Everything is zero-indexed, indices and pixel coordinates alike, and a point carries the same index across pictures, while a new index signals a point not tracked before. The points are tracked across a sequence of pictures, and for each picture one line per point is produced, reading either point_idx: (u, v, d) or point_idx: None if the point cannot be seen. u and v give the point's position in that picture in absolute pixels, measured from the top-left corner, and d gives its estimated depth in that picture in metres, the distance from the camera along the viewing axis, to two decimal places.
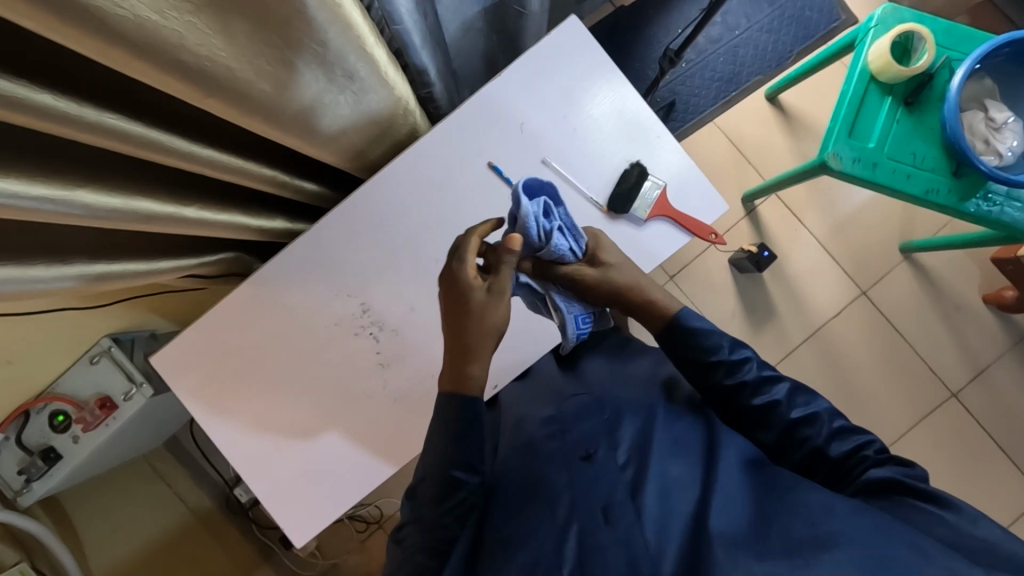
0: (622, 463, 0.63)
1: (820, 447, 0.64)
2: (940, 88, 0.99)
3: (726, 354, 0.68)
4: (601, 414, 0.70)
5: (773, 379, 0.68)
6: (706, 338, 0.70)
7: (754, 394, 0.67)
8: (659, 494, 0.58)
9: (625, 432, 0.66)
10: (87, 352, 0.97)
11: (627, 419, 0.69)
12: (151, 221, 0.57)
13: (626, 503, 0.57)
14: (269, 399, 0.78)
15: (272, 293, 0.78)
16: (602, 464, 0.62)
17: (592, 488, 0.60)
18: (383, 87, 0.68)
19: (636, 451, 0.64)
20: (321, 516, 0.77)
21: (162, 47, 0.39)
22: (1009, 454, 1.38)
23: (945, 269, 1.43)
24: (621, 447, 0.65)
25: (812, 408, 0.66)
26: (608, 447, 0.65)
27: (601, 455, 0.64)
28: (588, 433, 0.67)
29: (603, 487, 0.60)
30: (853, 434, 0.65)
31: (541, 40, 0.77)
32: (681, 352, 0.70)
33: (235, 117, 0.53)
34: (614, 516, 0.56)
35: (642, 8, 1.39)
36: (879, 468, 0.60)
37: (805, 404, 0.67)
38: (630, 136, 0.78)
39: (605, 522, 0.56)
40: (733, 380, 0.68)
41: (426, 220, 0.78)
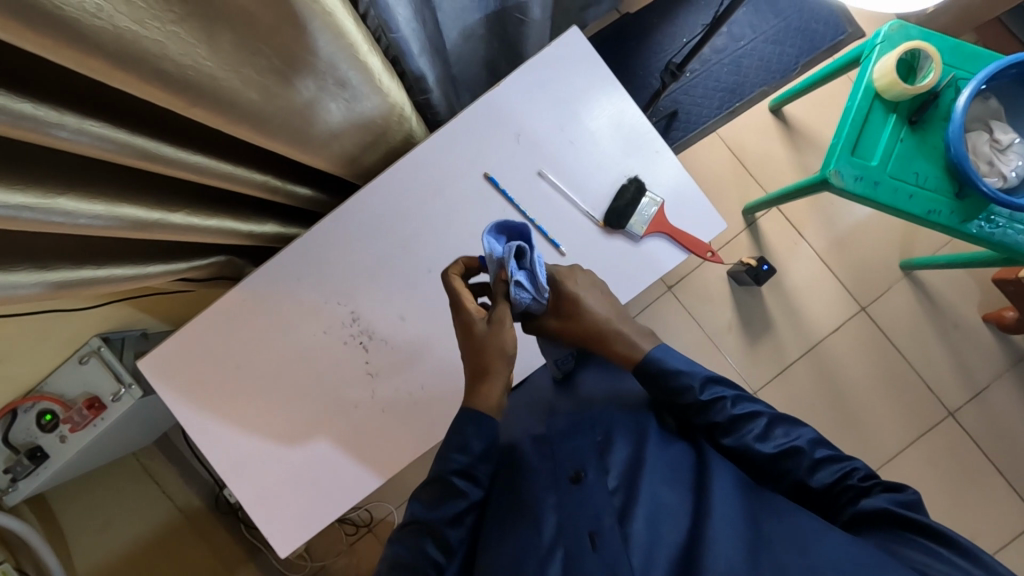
0: (612, 487, 0.62)
1: (804, 481, 0.62)
2: (945, 107, 0.98)
3: (696, 397, 0.64)
4: (593, 436, 0.68)
5: (750, 414, 0.64)
6: (677, 378, 0.65)
7: (730, 434, 0.64)
8: (647, 521, 0.57)
9: (614, 457, 0.65)
10: (77, 351, 0.97)
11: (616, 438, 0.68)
12: (136, 228, 0.57)
13: (614, 528, 0.57)
14: (256, 407, 0.77)
15: (261, 299, 0.77)
16: (590, 486, 0.62)
17: (581, 511, 0.60)
18: (376, 95, 0.67)
19: (626, 475, 0.63)
20: (306, 526, 0.76)
21: (144, 57, 0.39)
22: (1005, 475, 1.36)
23: (946, 287, 1.42)
24: (611, 471, 0.64)
25: (793, 440, 0.63)
26: (598, 468, 0.64)
27: (591, 477, 0.63)
28: (577, 449, 0.66)
29: (591, 510, 0.59)
30: (838, 460, 0.63)
31: (541, 50, 0.75)
32: (653, 391, 0.67)
33: (222, 125, 0.52)
34: (600, 542, 0.56)
35: (646, 17, 1.38)
36: (868, 501, 0.59)
37: (784, 437, 0.63)
38: (628, 149, 0.76)
39: (592, 548, 0.56)
40: (706, 419, 0.65)
41: (419, 229, 0.77)
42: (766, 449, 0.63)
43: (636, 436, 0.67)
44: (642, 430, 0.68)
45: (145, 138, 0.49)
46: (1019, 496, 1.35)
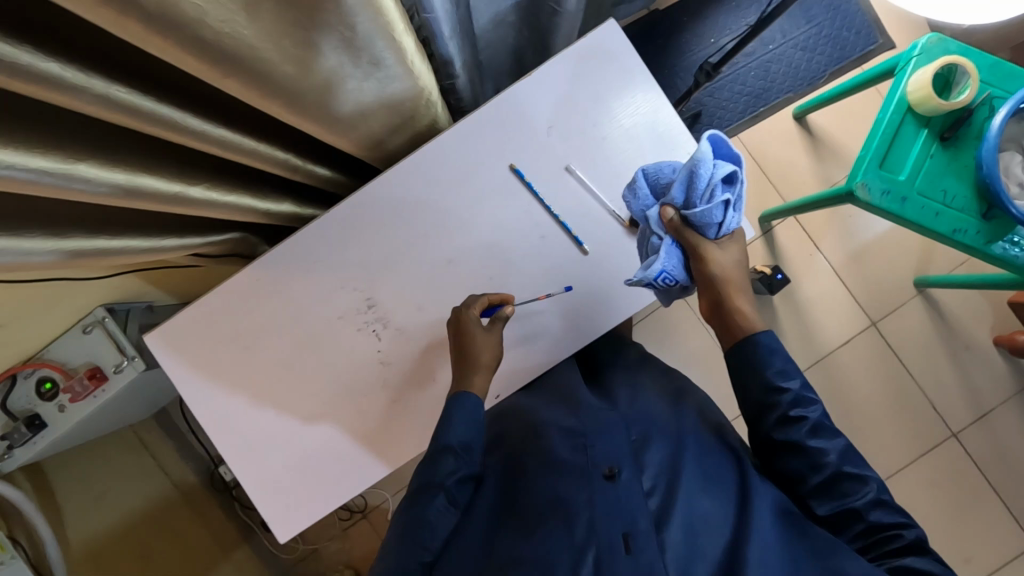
0: (647, 488, 0.64)
1: (861, 509, 0.61)
2: (979, 125, 0.96)
3: (795, 387, 0.66)
4: (627, 434, 0.69)
5: (833, 431, 0.65)
6: (781, 364, 0.67)
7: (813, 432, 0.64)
8: (683, 532, 0.59)
9: (651, 458, 0.66)
10: (81, 320, 0.95)
11: (655, 443, 0.68)
12: (155, 200, 0.55)
13: (649, 533, 0.58)
14: (263, 390, 0.76)
15: (275, 280, 0.75)
16: (625, 486, 0.62)
17: (616, 509, 0.60)
18: (408, 77, 0.65)
19: (663, 478, 0.64)
20: (311, 511, 0.75)
21: (183, 22, 0.37)
22: (1005, 500, 1.36)
23: (958, 308, 1.41)
24: (647, 472, 0.65)
25: (864, 470, 0.63)
26: (633, 469, 0.64)
27: (626, 476, 0.63)
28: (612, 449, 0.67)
29: (626, 511, 0.60)
30: (899, 511, 0.62)
31: (578, 42, 0.73)
32: (750, 368, 0.68)
33: (251, 98, 0.50)
34: (635, 545, 0.57)
35: (676, 15, 1.35)
36: (918, 560, 0.58)
37: (858, 463, 0.64)
38: (660, 149, 0.74)
39: (626, 550, 0.57)
40: (799, 412, 0.65)
41: (439, 218, 0.75)
42: (836, 462, 0.63)
43: (674, 445, 0.68)
44: (679, 440, 0.68)
45: (171, 107, 0.47)
46: (1018, 521, 1.35)
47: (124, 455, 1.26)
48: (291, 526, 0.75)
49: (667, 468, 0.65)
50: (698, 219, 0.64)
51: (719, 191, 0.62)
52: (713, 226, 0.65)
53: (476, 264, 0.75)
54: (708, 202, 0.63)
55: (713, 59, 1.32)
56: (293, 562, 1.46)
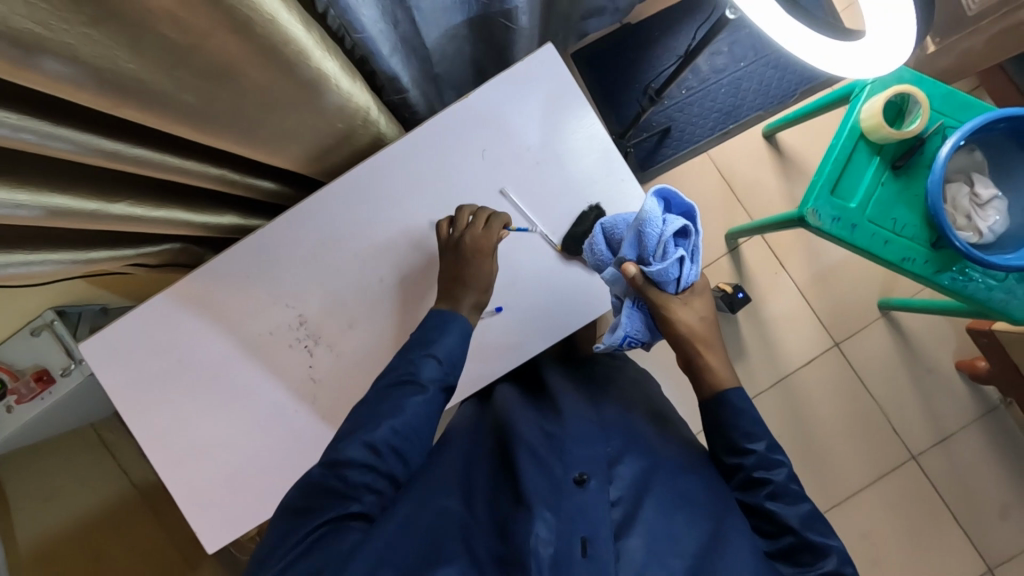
0: (613, 501, 0.59)
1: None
2: (930, 155, 0.96)
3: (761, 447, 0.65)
4: (605, 447, 0.65)
5: (799, 497, 0.63)
6: (750, 425, 0.66)
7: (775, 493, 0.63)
8: (644, 546, 0.54)
9: (622, 471, 0.62)
10: (30, 322, 0.96)
11: (629, 457, 0.64)
12: (67, 218, 0.55)
13: (610, 541, 0.53)
14: (194, 401, 0.76)
15: (210, 292, 0.76)
16: (594, 493, 0.58)
17: (580, 517, 0.55)
18: (336, 98, 0.66)
19: (631, 491, 0.60)
20: (240, 523, 0.76)
21: (53, 56, 0.37)
22: (962, 524, 1.36)
23: (922, 330, 1.41)
24: (616, 483, 0.61)
25: (826, 540, 0.60)
26: (604, 478, 0.60)
27: (594, 484, 0.58)
28: (590, 455, 0.62)
29: (590, 517, 0.55)
30: None
31: (514, 65, 0.73)
32: (718, 425, 0.68)
33: (158, 123, 0.51)
34: (592, 550, 0.52)
35: (646, 30, 1.35)
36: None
37: (822, 533, 0.61)
38: (594, 175, 0.75)
39: (582, 555, 0.52)
40: (762, 475, 0.64)
41: (372, 236, 0.76)
42: (797, 528, 0.60)
43: (646, 461, 0.65)
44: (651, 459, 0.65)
45: (74, 129, 0.48)
46: (974, 546, 1.34)
47: (83, 453, 1.27)
48: (220, 537, 0.76)
49: (636, 485, 0.61)
50: (656, 278, 0.65)
51: (672, 247, 0.63)
52: (673, 281, 0.65)
53: (410, 283, 0.76)
54: (663, 258, 0.63)
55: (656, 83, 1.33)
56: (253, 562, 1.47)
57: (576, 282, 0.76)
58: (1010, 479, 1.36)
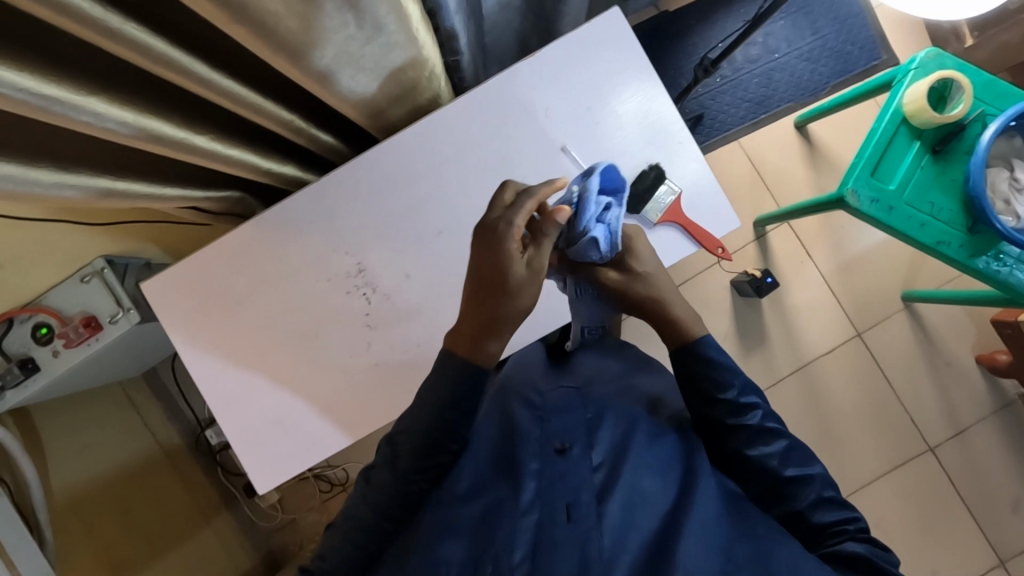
0: (595, 464, 0.65)
1: (799, 510, 0.64)
2: (969, 141, 0.98)
3: (733, 395, 0.67)
4: (584, 414, 0.73)
5: (774, 433, 0.67)
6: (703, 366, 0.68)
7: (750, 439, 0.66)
8: (624, 506, 0.60)
9: (603, 436, 0.69)
10: (80, 269, 0.97)
11: (609, 422, 0.71)
12: (160, 144, 0.57)
13: (590, 504, 0.60)
14: (253, 344, 0.78)
15: (271, 238, 0.78)
16: (574, 460, 0.65)
17: (561, 484, 0.62)
18: (411, 46, 0.67)
19: (611, 455, 0.66)
20: (292, 466, 0.77)
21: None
22: (977, 517, 1.37)
23: (943, 323, 1.43)
24: (598, 448, 0.67)
25: (807, 470, 0.66)
26: (585, 445, 0.67)
27: (576, 452, 0.66)
28: (568, 427, 0.70)
29: (570, 484, 0.63)
30: (840, 505, 0.65)
31: (579, 27, 0.76)
32: (687, 376, 0.69)
33: (256, 49, 0.52)
34: (575, 515, 0.59)
35: (685, 16, 1.37)
36: (854, 543, 0.60)
37: (800, 464, 0.66)
38: (653, 137, 0.76)
39: (565, 519, 0.59)
40: (737, 420, 0.67)
41: (432, 189, 0.78)
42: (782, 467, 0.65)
43: (626, 424, 0.71)
44: (632, 422, 0.71)
45: (181, 51, 0.50)
46: (988, 538, 1.36)
47: (113, 409, 1.28)
48: (273, 479, 0.77)
49: (616, 446, 0.67)
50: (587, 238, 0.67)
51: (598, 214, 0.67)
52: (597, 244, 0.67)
53: (465, 236, 0.77)
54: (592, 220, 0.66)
55: (712, 55, 1.35)
56: (271, 529, 1.50)
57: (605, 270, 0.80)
58: None
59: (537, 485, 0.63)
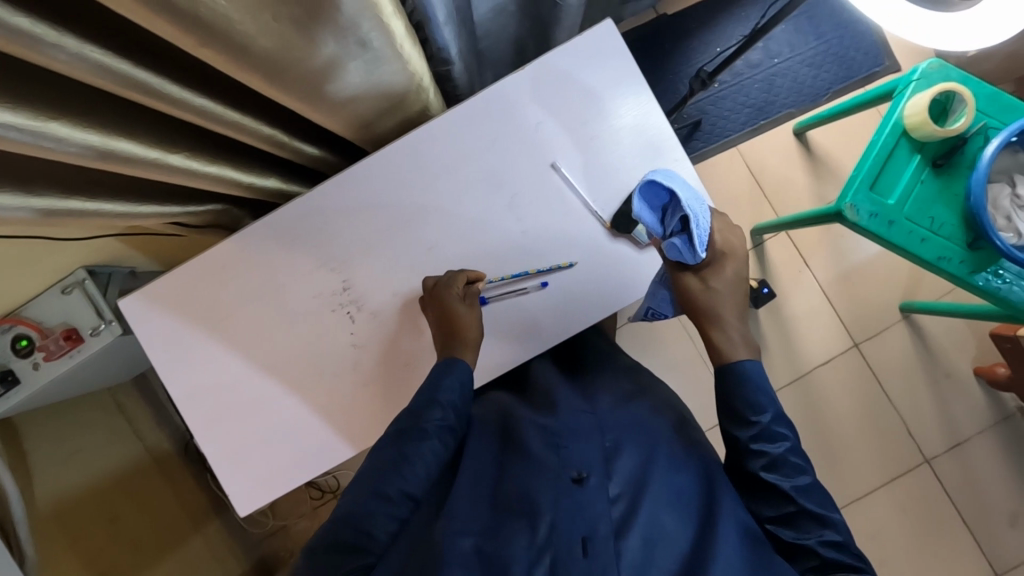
0: (612, 495, 0.63)
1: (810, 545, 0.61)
2: (971, 155, 0.96)
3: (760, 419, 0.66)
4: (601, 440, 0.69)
5: (799, 468, 0.64)
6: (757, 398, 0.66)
7: (806, 494, 0.63)
8: (643, 542, 0.58)
9: (622, 464, 0.65)
10: (60, 280, 0.94)
11: (628, 449, 0.67)
12: (131, 165, 0.55)
13: (608, 539, 0.57)
14: (234, 364, 0.76)
15: (255, 254, 0.76)
16: (592, 491, 0.61)
17: (578, 516, 0.59)
18: (396, 60, 0.65)
19: (630, 486, 0.63)
20: (274, 489, 0.75)
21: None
22: (973, 530, 1.36)
23: (942, 335, 1.41)
24: (615, 479, 0.64)
25: (825, 510, 0.62)
26: (602, 475, 0.63)
27: (593, 482, 0.62)
28: (583, 454, 0.66)
29: (587, 515, 0.59)
30: (850, 553, 0.60)
31: (573, 39, 0.73)
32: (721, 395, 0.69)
33: (230, 69, 0.50)
34: (592, 549, 0.56)
35: (684, 19, 1.35)
36: None
37: (818, 501, 0.63)
38: (648, 153, 0.74)
39: (583, 554, 0.56)
40: (760, 446, 0.65)
41: (419, 205, 0.75)
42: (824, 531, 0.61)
43: (645, 454, 0.67)
44: (650, 450, 0.68)
45: (149, 72, 0.47)
46: (983, 552, 1.35)
47: (101, 416, 1.26)
48: (257, 501, 0.76)
49: (636, 477, 0.64)
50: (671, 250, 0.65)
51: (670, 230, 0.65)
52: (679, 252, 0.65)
53: (454, 255, 0.75)
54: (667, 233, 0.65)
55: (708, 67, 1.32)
56: (263, 535, 1.49)
57: (608, 267, 0.74)
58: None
59: (552, 515, 0.58)
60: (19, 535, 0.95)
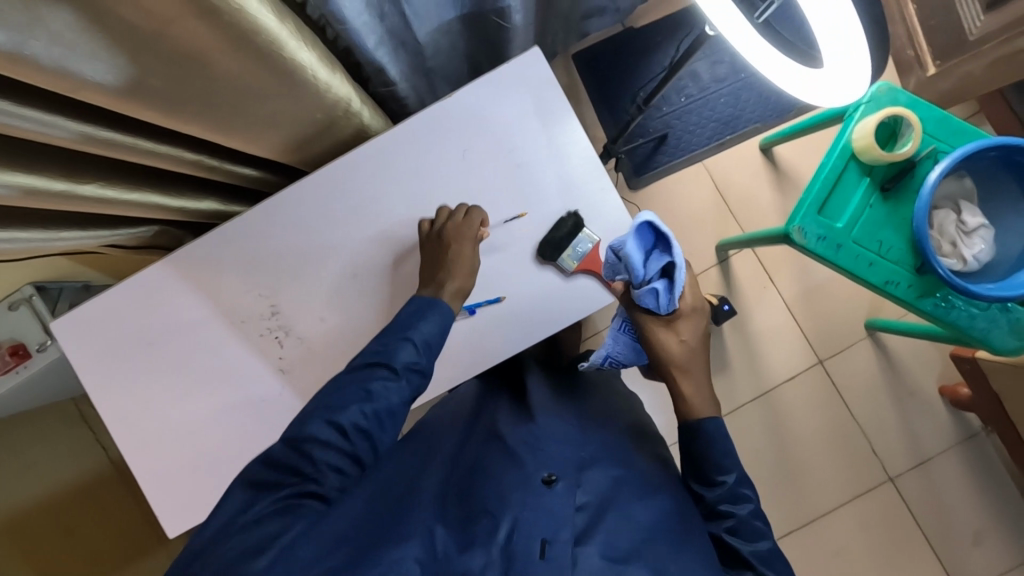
0: (579, 504, 0.63)
1: None
2: (920, 179, 0.95)
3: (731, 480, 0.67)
4: (578, 452, 0.69)
5: (761, 533, 0.65)
6: (723, 458, 0.68)
7: (768, 562, 0.63)
8: (602, 554, 0.57)
9: (592, 477, 0.66)
10: (9, 296, 0.95)
11: (600, 466, 0.68)
12: (36, 197, 0.55)
13: (567, 545, 0.57)
14: (163, 385, 0.76)
15: (187, 277, 0.76)
16: (558, 495, 0.62)
17: (543, 519, 0.59)
18: (313, 89, 0.65)
19: (598, 497, 0.63)
20: (204, 510, 0.76)
21: (5, 26, 0.37)
22: (936, 550, 1.35)
23: (908, 352, 1.40)
24: (584, 488, 0.64)
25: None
26: (572, 483, 0.64)
27: (561, 487, 0.63)
28: (557, 461, 0.67)
29: (551, 520, 0.59)
30: None
31: (500, 66, 0.73)
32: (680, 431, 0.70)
33: (124, 106, 0.51)
34: (549, 552, 0.56)
35: (648, 34, 1.34)
36: None
37: (782, 572, 0.63)
38: (575, 180, 0.74)
39: (541, 556, 0.56)
40: (727, 508, 0.67)
41: (348, 231, 0.76)
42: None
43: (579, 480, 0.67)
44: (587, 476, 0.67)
45: (39, 110, 0.48)
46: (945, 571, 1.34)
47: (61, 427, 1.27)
48: (187, 522, 0.76)
49: (605, 490, 0.64)
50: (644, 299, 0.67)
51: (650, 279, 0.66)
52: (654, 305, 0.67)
53: (382, 281, 0.75)
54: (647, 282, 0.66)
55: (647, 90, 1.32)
56: None
57: (546, 292, 0.74)
58: (987, 506, 1.36)
59: (516, 515, 0.60)
60: None
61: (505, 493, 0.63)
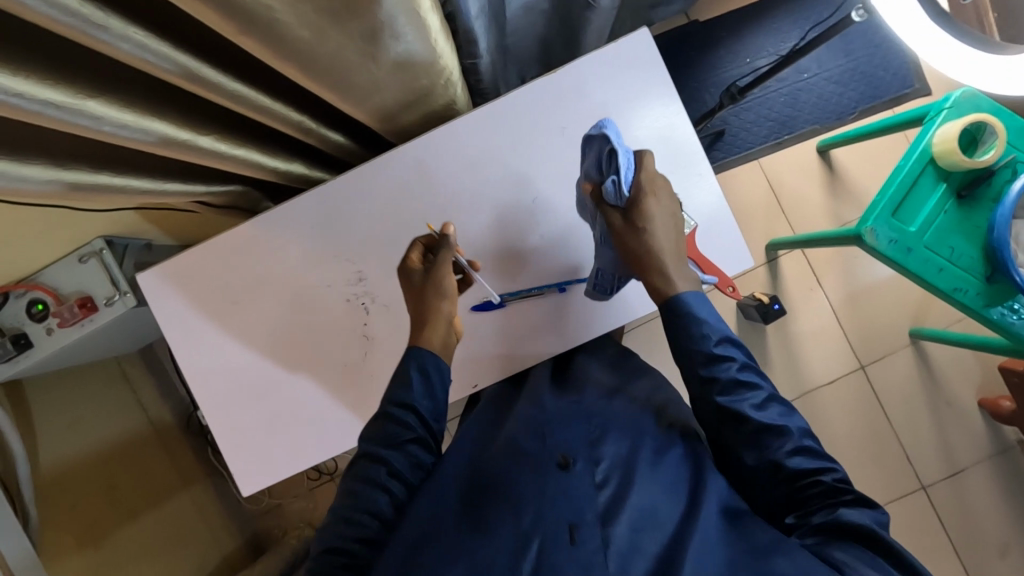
0: (599, 481, 0.64)
1: (783, 461, 0.60)
2: (997, 187, 0.95)
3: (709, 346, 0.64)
4: (587, 427, 0.70)
5: (752, 385, 0.64)
6: (695, 329, 0.65)
7: (762, 408, 0.62)
8: (630, 527, 0.58)
9: (607, 451, 0.66)
10: (78, 249, 0.95)
11: (613, 438, 0.68)
12: (164, 145, 0.54)
13: (595, 526, 0.58)
14: (243, 345, 0.76)
15: (274, 238, 0.76)
16: (578, 476, 0.62)
17: (565, 500, 0.60)
18: (428, 53, 0.64)
19: (617, 472, 0.64)
20: (276, 472, 0.76)
21: None
22: (963, 561, 1.35)
23: (949, 363, 1.41)
24: (602, 464, 0.65)
25: (785, 420, 0.62)
26: (588, 461, 0.65)
27: (580, 466, 0.63)
28: (569, 440, 0.67)
29: (573, 501, 0.60)
30: (818, 456, 0.61)
31: (606, 46, 0.73)
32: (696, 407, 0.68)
33: (265, 57, 0.50)
34: (579, 537, 0.57)
35: (715, 29, 1.33)
36: (848, 510, 0.57)
37: (776, 414, 0.63)
38: (671, 164, 0.74)
39: (569, 541, 0.56)
40: (749, 377, 0.64)
41: (440, 202, 0.76)
42: (794, 444, 0.61)
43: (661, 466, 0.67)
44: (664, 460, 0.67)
45: (189, 56, 0.47)
46: None
47: (106, 382, 1.28)
48: (259, 481, 0.77)
49: (622, 462, 0.65)
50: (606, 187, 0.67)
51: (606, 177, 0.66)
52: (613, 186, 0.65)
53: (472, 255, 0.75)
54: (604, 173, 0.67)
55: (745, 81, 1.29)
56: (256, 512, 1.52)
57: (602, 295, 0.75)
58: (1015, 520, 1.37)
59: (537, 506, 0.59)
60: (24, 495, 0.96)
61: (518, 477, 0.63)
